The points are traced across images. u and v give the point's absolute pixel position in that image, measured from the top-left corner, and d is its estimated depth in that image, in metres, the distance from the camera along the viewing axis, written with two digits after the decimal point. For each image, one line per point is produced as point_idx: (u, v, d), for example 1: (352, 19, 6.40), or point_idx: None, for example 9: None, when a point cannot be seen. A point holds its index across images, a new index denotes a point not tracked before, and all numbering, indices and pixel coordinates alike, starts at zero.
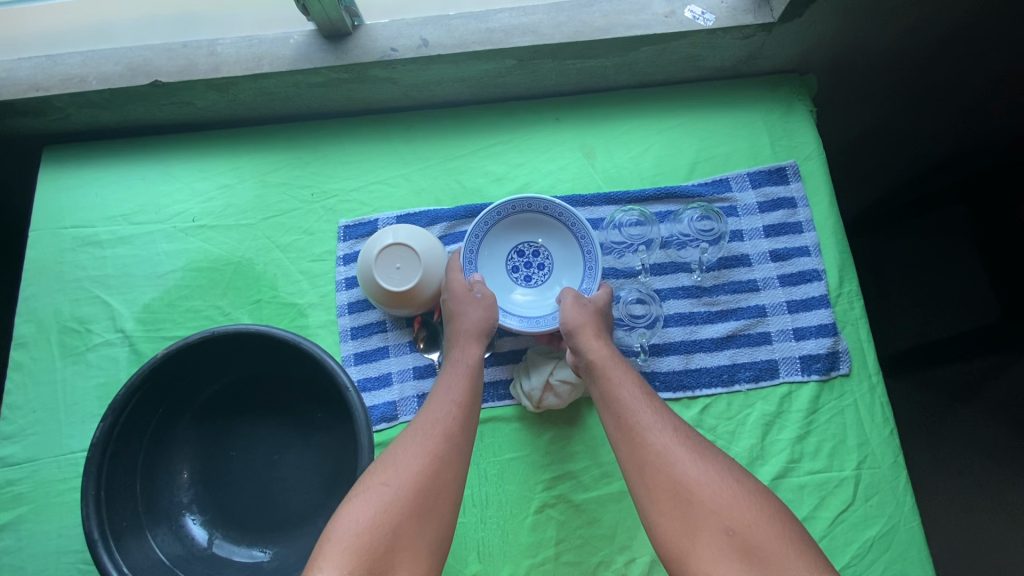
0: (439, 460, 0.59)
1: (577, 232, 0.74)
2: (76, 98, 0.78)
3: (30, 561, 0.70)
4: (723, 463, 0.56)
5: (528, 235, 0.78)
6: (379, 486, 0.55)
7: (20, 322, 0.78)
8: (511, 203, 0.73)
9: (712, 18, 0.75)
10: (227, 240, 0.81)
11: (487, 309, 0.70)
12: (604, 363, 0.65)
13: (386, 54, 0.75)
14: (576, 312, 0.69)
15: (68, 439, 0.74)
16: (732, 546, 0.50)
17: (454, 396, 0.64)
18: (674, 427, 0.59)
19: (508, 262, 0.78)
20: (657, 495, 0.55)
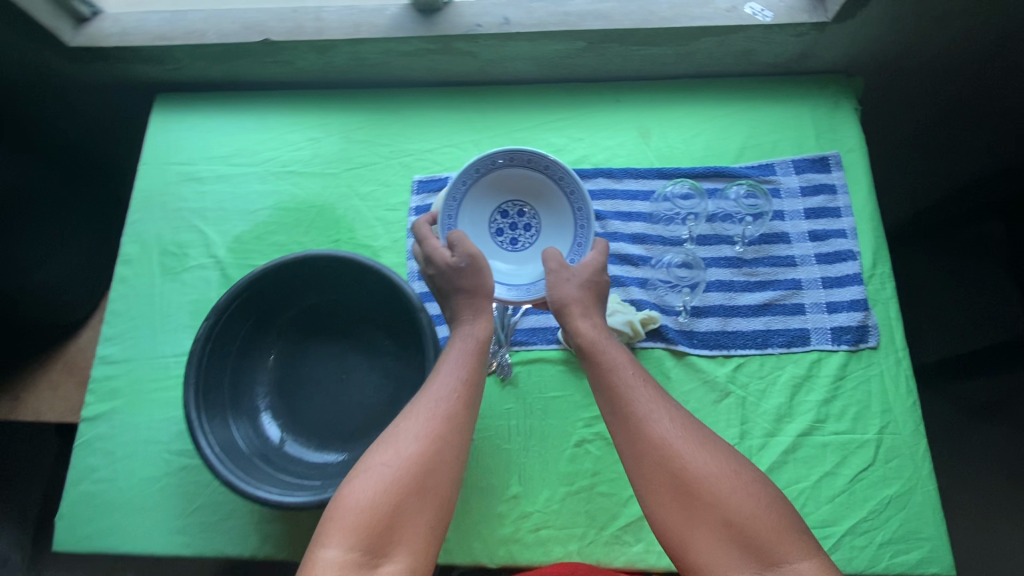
0: (438, 437, 0.58)
1: (564, 187, 0.71)
2: (194, 50, 0.89)
3: (120, 447, 0.79)
4: (721, 451, 0.57)
5: (512, 194, 0.75)
6: (376, 469, 0.56)
7: (127, 242, 0.88)
8: (489, 158, 0.71)
9: (771, 15, 0.82)
10: (311, 186, 0.90)
11: (474, 275, 0.67)
12: (598, 347, 0.65)
13: (472, 29, 0.84)
14: (569, 290, 0.67)
15: (161, 345, 0.83)
16: (730, 537, 0.52)
17: (456, 370, 0.63)
18: (671, 415, 0.59)
19: (492, 224, 0.76)
20: (657, 488, 0.56)
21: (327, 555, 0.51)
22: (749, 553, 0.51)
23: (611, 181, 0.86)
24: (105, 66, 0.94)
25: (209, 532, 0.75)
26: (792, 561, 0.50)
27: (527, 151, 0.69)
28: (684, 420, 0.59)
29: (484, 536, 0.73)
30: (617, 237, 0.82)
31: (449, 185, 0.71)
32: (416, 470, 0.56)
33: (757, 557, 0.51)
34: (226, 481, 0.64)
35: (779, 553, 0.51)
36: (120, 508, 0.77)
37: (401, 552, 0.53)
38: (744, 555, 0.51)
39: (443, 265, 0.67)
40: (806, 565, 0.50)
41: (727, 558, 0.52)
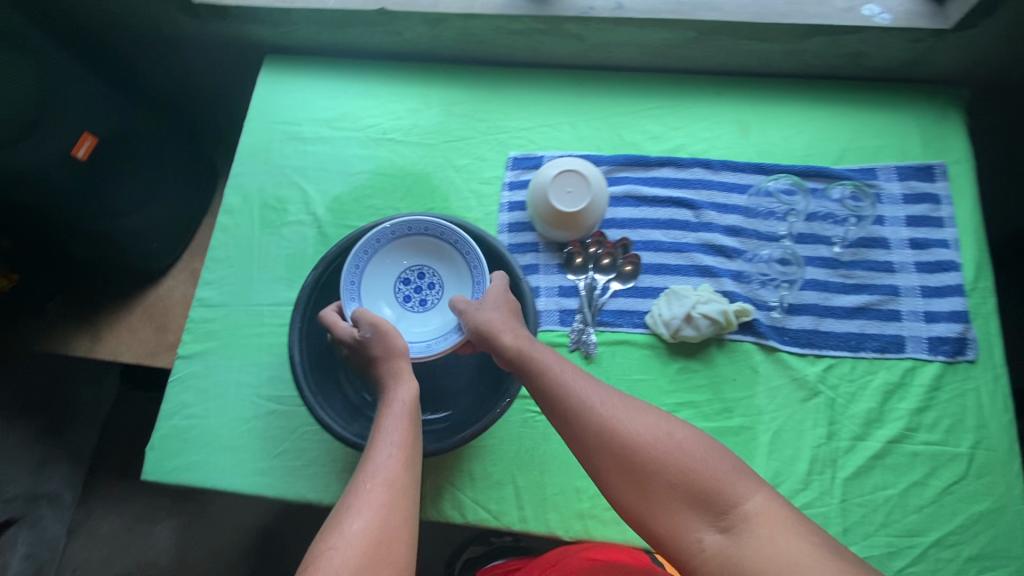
0: (387, 505, 0.55)
1: (450, 239, 0.76)
2: (311, 14, 0.92)
3: (213, 386, 0.82)
4: (654, 417, 0.58)
5: (411, 260, 0.80)
6: (327, 551, 0.51)
7: (230, 193, 0.91)
8: (374, 236, 0.75)
9: (889, 18, 0.82)
10: (409, 154, 0.92)
11: (383, 343, 0.68)
12: (528, 356, 0.64)
13: (585, 11, 0.86)
14: (491, 314, 0.69)
15: (257, 293, 0.86)
16: (680, 498, 0.52)
17: (391, 436, 0.61)
18: (602, 398, 0.60)
19: (397, 292, 0.80)
20: (609, 477, 0.55)
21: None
22: (701, 508, 0.51)
23: (709, 171, 0.86)
24: (221, 24, 0.98)
25: (293, 476, 0.77)
26: (742, 504, 0.51)
27: (404, 219, 0.75)
28: (617, 400, 0.60)
29: (560, 508, 0.74)
30: (712, 227, 0.83)
31: (344, 274, 0.73)
32: (375, 533, 0.53)
33: (709, 510, 0.51)
34: (324, 423, 0.67)
35: (728, 500, 0.51)
36: (208, 445, 0.79)
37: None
38: (697, 513, 0.51)
39: (352, 343, 0.69)
40: (752, 502, 0.51)
41: (682, 521, 0.52)
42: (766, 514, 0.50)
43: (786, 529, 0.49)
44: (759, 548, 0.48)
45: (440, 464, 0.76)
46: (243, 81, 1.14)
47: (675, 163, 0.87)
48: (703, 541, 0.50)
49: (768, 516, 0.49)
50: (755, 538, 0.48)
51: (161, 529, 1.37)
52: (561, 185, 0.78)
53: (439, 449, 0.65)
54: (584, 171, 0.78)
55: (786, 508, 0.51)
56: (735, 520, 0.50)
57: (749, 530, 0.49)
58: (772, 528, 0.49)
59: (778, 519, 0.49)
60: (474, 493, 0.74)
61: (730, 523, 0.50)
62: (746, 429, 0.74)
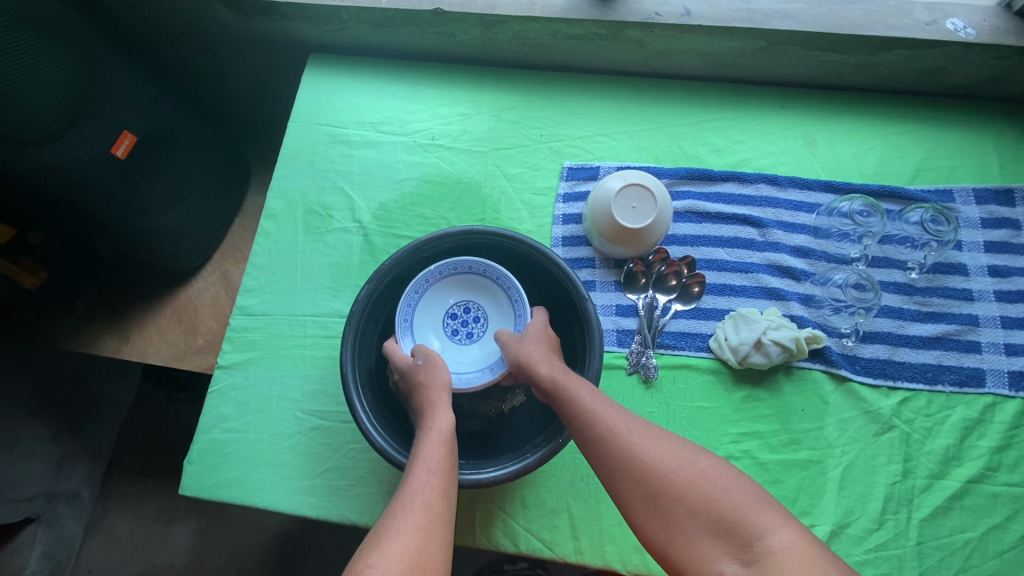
0: (423, 534, 0.51)
1: (497, 279, 0.73)
2: (361, 13, 0.88)
3: (253, 399, 0.79)
4: (680, 446, 0.56)
5: (457, 295, 0.77)
6: (366, 571, 0.48)
7: (273, 197, 0.88)
8: (421, 280, 0.73)
9: (973, 33, 0.78)
10: (459, 161, 0.89)
11: (431, 371, 0.66)
12: (562, 381, 0.61)
13: (651, 17, 0.82)
14: (531, 343, 0.67)
15: (300, 303, 0.83)
16: (701, 528, 0.50)
17: (427, 463, 0.57)
18: (630, 425, 0.57)
19: (443, 329, 0.77)
20: (638, 508, 0.53)
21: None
22: (723, 539, 0.49)
23: (775, 188, 0.82)
24: (265, 22, 0.95)
25: (336, 496, 0.74)
26: (765, 537, 0.48)
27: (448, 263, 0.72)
28: (645, 427, 0.57)
29: (617, 541, 0.70)
30: (779, 247, 0.79)
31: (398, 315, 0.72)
32: (410, 561, 0.49)
33: (732, 543, 0.49)
34: (379, 447, 0.63)
35: (750, 531, 0.49)
36: (248, 460, 0.76)
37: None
38: (719, 544, 0.49)
39: (400, 373, 0.67)
40: (778, 535, 0.48)
41: (704, 552, 0.49)
42: (792, 549, 0.47)
43: (813, 565, 0.46)
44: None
45: (491, 489, 0.72)
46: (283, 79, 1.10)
47: (739, 178, 0.83)
48: (724, 573, 0.48)
49: (793, 549, 0.47)
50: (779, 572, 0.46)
51: (180, 531, 1.34)
52: (626, 199, 0.75)
53: (499, 478, 0.61)
54: (650, 184, 0.75)
55: (814, 543, 0.48)
56: (758, 553, 0.47)
57: (774, 565, 0.46)
58: (797, 563, 0.46)
59: (804, 554, 0.46)
60: (527, 521, 0.71)
61: (754, 557, 0.47)
62: (815, 463, 0.70)
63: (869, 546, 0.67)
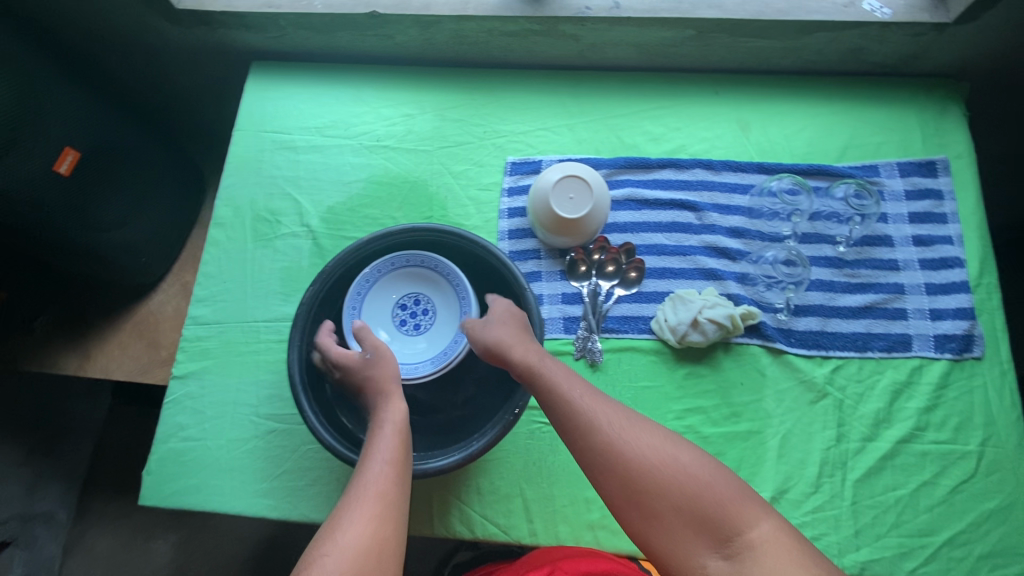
0: (378, 520, 0.54)
1: (444, 272, 0.75)
2: (298, 19, 0.89)
3: (210, 407, 0.80)
4: (660, 437, 0.56)
5: (405, 287, 0.77)
6: (321, 557, 0.50)
7: (221, 206, 0.89)
8: (372, 271, 0.74)
9: (890, 13, 0.81)
10: (405, 161, 0.90)
11: (377, 363, 0.67)
12: (536, 369, 0.62)
13: (581, 11, 0.84)
14: (502, 329, 0.66)
15: (252, 309, 0.84)
16: (684, 522, 0.50)
17: (380, 455, 0.58)
18: (610, 417, 0.57)
19: (392, 320, 0.77)
20: (617, 500, 0.53)
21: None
22: (705, 533, 0.50)
23: (710, 172, 0.85)
24: (205, 31, 0.95)
25: (294, 497, 0.75)
26: (747, 531, 0.49)
27: (399, 256, 0.74)
28: (624, 417, 0.58)
29: (570, 520, 0.72)
30: (715, 229, 0.82)
31: (346, 307, 0.73)
32: (363, 549, 0.51)
33: (714, 537, 0.50)
34: (328, 445, 0.64)
35: (732, 526, 0.50)
36: (207, 467, 0.77)
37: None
38: (702, 538, 0.50)
39: (348, 366, 0.67)
40: (759, 530, 0.49)
41: (685, 545, 0.50)
42: (772, 543, 0.48)
43: (792, 559, 0.47)
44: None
45: (447, 479, 0.74)
46: (231, 87, 1.11)
47: (676, 165, 0.86)
48: (706, 567, 0.49)
49: (772, 545, 0.48)
50: (760, 565, 0.47)
51: (160, 545, 1.34)
52: (563, 190, 0.77)
53: (445, 467, 0.63)
54: (584, 174, 0.77)
55: (793, 536, 0.49)
56: (739, 547, 0.49)
57: (753, 559, 0.48)
58: (776, 558, 0.47)
59: (783, 549, 0.48)
60: (483, 508, 0.73)
61: (734, 550, 0.49)
62: (755, 434, 0.73)
63: (807, 509, 0.70)
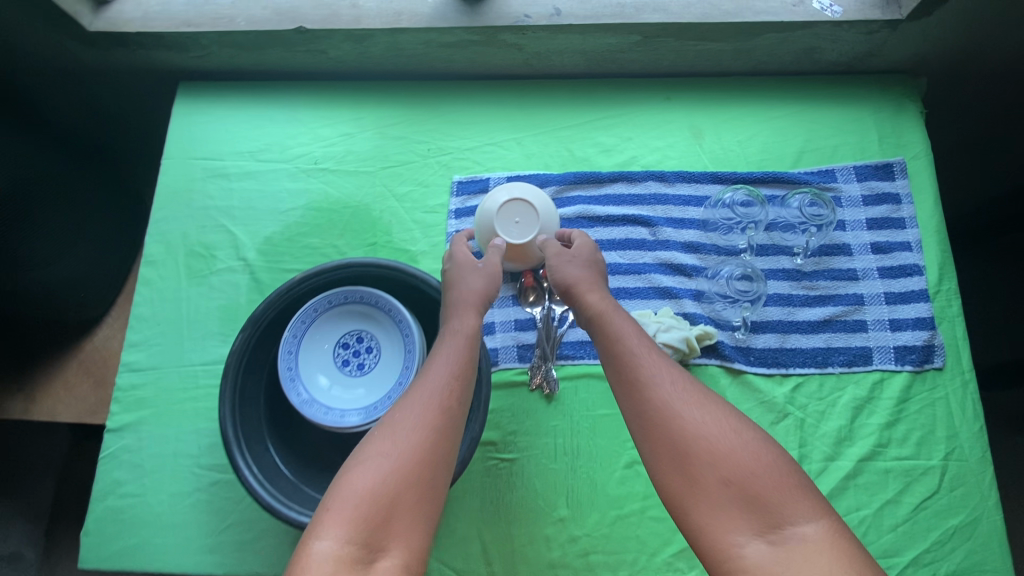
0: (431, 433, 0.55)
1: (385, 307, 0.70)
2: (222, 37, 0.84)
3: (149, 460, 0.75)
4: (721, 411, 0.54)
5: (347, 325, 0.72)
6: (366, 460, 0.52)
7: (151, 242, 0.84)
8: (311, 308, 0.69)
9: (840, 11, 0.77)
10: (345, 185, 0.86)
11: (477, 277, 0.68)
12: (607, 317, 0.63)
13: (521, 19, 0.79)
14: (579, 271, 0.68)
15: (189, 352, 0.79)
16: (731, 498, 0.49)
17: (449, 364, 0.59)
18: (674, 377, 0.57)
19: (333, 361, 0.71)
20: (663, 454, 0.53)
21: (321, 546, 0.47)
22: (752, 514, 0.48)
23: (664, 185, 0.82)
24: (126, 53, 0.90)
25: (241, 551, 0.71)
26: (798, 523, 0.47)
27: (336, 292, 0.69)
28: (689, 384, 0.57)
29: (530, 560, 0.69)
30: (670, 245, 0.79)
31: (280, 350, 0.67)
32: (416, 459, 0.53)
33: (761, 520, 0.48)
34: (267, 505, 0.60)
35: (783, 514, 0.47)
36: (149, 525, 0.73)
37: (397, 543, 0.49)
38: (748, 518, 0.48)
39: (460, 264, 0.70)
40: (810, 528, 0.47)
41: (726, 519, 0.48)
42: (821, 540, 0.46)
43: (842, 565, 0.44)
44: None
45: None
46: (162, 107, 1.04)
47: (628, 178, 0.82)
48: (744, 548, 0.47)
49: (823, 546, 0.45)
50: (803, 560, 0.45)
51: None
52: (507, 216, 0.73)
53: None
54: (529, 198, 0.74)
55: (847, 542, 0.46)
56: (786, 537, 0.47)
57: (800, 552, 0.45)
58: (825, 558, 0.45)
59: (836, 552, 0.45)
60: (439, 552, 0.70)
61: (780, 538, 0.47)
62: None
63: None
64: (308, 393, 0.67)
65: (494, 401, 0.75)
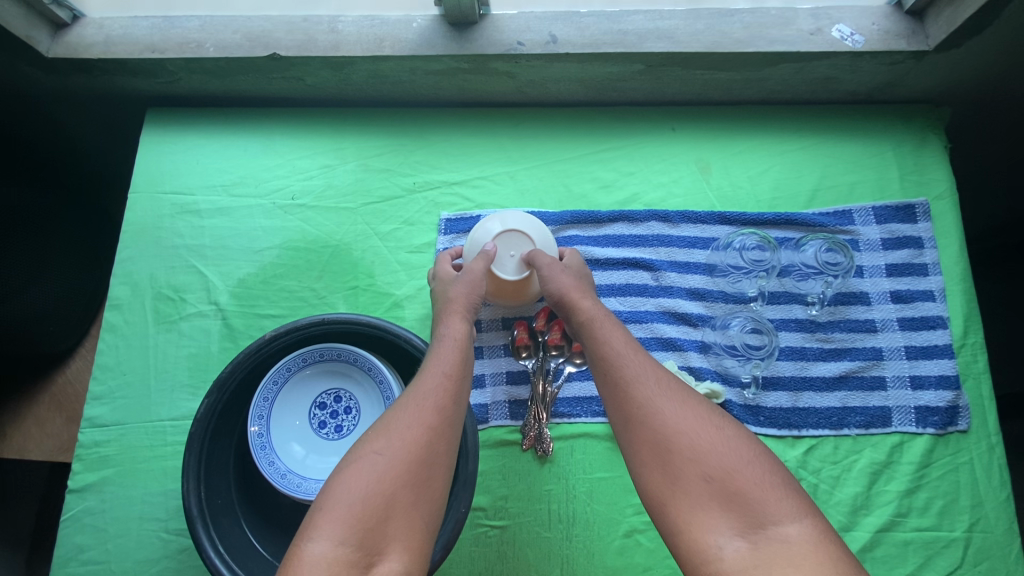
0: (431, 433, 0.51)
1: (364, 365, 0.64)
2: (190, 64, 0.78)
3: (112, 524, 0.70)
4: (703, 408, 0.51)
5: (323, 384, 0.66)
6: (364, 459, 0.49)
7: (117, 284, 0.78)
8: (284, 366, 0.64)
9: (862, 40, 0.71)
10: (324, 222, 0.80)
11: (459, 284, 0.65)
12: (597, 321, 0.60)
13: (513, 47, 0.73)
14: (566, 277, 0.65)
15: (157, 405, 0.74)
16: (711, 495, 0.46)
17: (441, 364, 0.56)
18: (660, 373, 0.54)
19: (309, 423, 0.66)
20: (643, 452, 0.49)
21: (314, 548, 0.44)
22: (732, 512, 0.45)
23: (667, 225, 0.76)
24: (88, 78, 0.84)
25: None
26: (780, 523, 0.44)
27: (312, 350, 0.64)
28: (673, 381, 0.54)
29: None
30: (674, 292, 0.74)
31: (251, 412, 0.62)
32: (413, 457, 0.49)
33: (743, 520, 0.44)
34: None
35: (764, 513, 0.44)
36: None
37: (396, 547, 0.46)
38: (728, 517, 0.45)
39: (443, 279, 0.68)
40: (792, 527, 0.43)
41: (707, 520, 0.45)
42: (804, 542, 0.43)
43: (826, 568, 0.41)
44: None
45: None
46: (134, 130, 0.98)
47: (629, 218, 0.76)
48: (722, 548, 0.44)
49: (804, 546, 0.42)
50: (784, 561, 0.42)
51: None
52: (504, 248, 0.68)
53: None
54: (531, 232, 0.68)
55: (833, 544, 0.43)
56: (766, 537, 0.43)
57: (782, 552, 0.42)
58: (807, 561, 0.41)
59: (819, 554, 0.42)
60: None
61: (762, 538, 0.43)
62: None
63: None
64: (279, 462, 0.62)
65: (483, 462, 0.70)
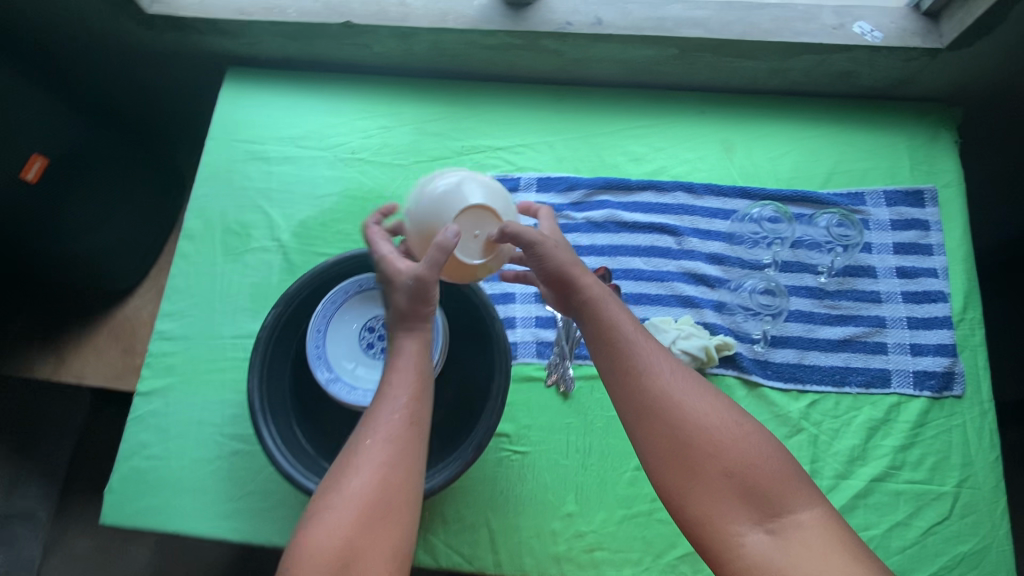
0: (402, 448, 0.51)
1: None
2: (274, 27, 0.88)
3: (173, 426, 0.77)
4: (714, 401, 0.53)
5: (373, 309, 0.73)
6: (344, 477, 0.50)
7: (190, 217, 0.87)
8: (342, 288, 0.72)
9: (880, 36, 0.79)
10: (379, 175, 0.88)
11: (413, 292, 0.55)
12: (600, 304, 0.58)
13: (562, 26, 0.82)
14: (565, 252, 0.59)
15: (220, 325, 0.82)
16: (731, 490, 0.49)
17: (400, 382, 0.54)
18: (665, 366, 0.55)
19: (358, 343, 0.73)
20: (657, 452, 0.51)
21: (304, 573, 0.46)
22: (749, 505, 0.48)
23: (692, 196, 0.83)
24: (179, 36, 0.94)
25: (256, 520, 0.73)
26: (794, 511, 0.48)
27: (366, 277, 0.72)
28: (675, 377, 0.54)
29: (536, 552, 0.69)
30: (694, 255, 0.80)
31: (312, 323, 0.70)
32: (378, 476, 0.50)
33: (761, 510, 0.48)
34: (286, 474, 0.62)
35: (779, 503, 0.48)
36: (167, 488, 0.75)
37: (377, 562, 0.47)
38: (747, 510, 0.48)
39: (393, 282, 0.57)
40: (806, 515, 0.47)
41: (727, 513, 0.49)
42: (817, 526, 0.47)
43: (836, 546, 0.46)
44: (803, 561, 0.45)
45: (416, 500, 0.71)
46: (210, 90, 1.09)
47: (657, 187, 0.83)
48: (745, 539, 0.48)
49: (819, 531, 0.46)
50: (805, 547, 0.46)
51: None
52: (463, 227, 0.58)
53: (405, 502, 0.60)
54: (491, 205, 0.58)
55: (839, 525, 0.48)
56: (783, 524, 0.47)
57: (798, 536, 0.47)
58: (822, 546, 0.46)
59: (830, 536, 0.46)
60: (448, 537, 0.70)
61: (779, 525, 0.47)
62: None
63: None
64: (332, 370, 0.70)
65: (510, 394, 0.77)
